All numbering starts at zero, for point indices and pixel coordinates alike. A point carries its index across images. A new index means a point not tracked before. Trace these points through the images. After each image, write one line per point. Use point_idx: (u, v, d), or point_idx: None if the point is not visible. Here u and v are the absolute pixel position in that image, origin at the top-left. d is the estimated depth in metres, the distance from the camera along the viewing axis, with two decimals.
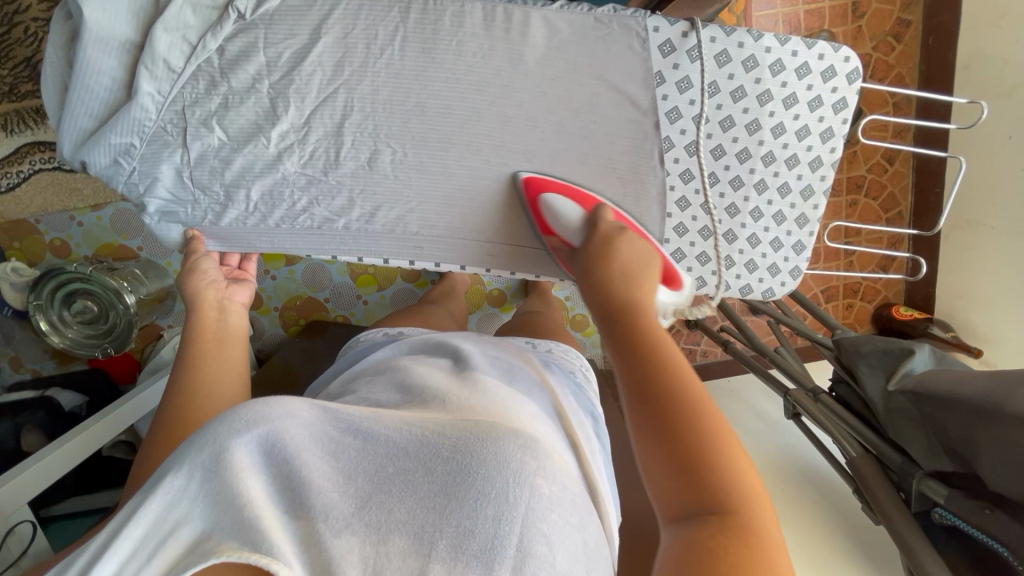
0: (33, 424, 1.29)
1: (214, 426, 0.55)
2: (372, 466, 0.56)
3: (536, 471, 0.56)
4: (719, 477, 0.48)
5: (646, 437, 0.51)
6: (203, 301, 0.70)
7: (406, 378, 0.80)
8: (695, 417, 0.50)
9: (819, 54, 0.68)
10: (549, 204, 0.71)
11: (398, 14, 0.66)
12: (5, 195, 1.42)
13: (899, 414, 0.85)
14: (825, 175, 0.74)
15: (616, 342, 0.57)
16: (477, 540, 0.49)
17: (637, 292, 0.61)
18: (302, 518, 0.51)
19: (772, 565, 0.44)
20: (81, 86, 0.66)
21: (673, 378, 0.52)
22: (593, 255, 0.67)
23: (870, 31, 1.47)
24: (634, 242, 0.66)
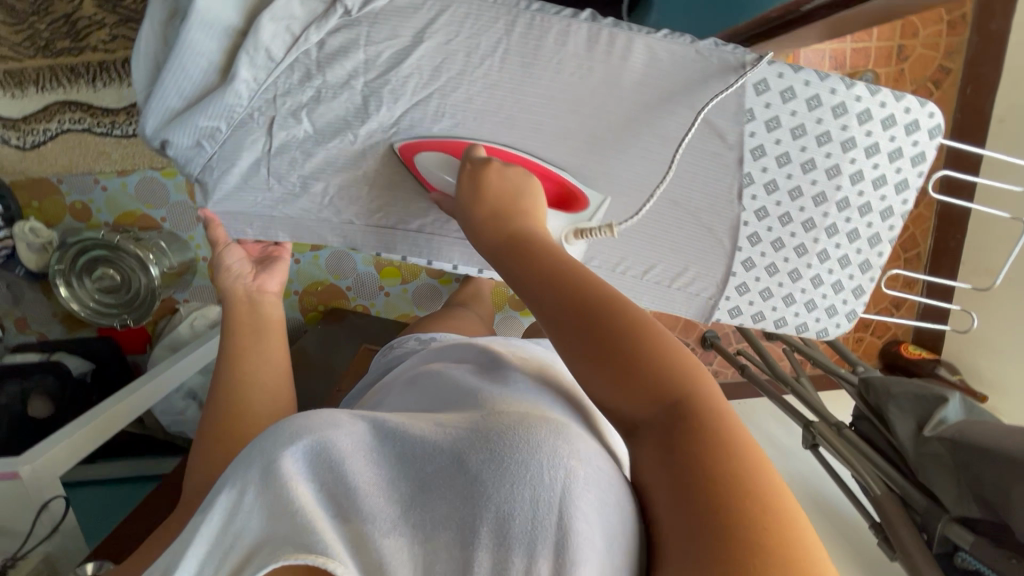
0: (40, 389, 1.22)
1: (263, 437, 0.49)
2: (412, 461, 0.44)
3: (571, 454, 0.42)
4: (661, 370, 0.41)
5: (572, 360, 0.44)
6: (235, 294, 0.71)
7: (439, 380, 0.69)
8: (610, 315, 0.44)
9: (905, 108, 0.69)
10: (425, 162, 0.70)
11: (504, 26, 0.63)
12: (28, 153, 1.39)
13: (930, 458, 0.87)
14: (893, 225, 0.76)
15: (512, 270, 0.52)
16: (517, 524, 0.38)
17: (527, 220, 0.57)
18: (350, 522, 0.42)
19: (745, 444, 0.38)
20: (176, 67, 0.61)
21: (581, 289, 0.46)
22: (468, 193, 0.62)
23: (911, 75, 1.51)
24: (502, 170, 0.62)
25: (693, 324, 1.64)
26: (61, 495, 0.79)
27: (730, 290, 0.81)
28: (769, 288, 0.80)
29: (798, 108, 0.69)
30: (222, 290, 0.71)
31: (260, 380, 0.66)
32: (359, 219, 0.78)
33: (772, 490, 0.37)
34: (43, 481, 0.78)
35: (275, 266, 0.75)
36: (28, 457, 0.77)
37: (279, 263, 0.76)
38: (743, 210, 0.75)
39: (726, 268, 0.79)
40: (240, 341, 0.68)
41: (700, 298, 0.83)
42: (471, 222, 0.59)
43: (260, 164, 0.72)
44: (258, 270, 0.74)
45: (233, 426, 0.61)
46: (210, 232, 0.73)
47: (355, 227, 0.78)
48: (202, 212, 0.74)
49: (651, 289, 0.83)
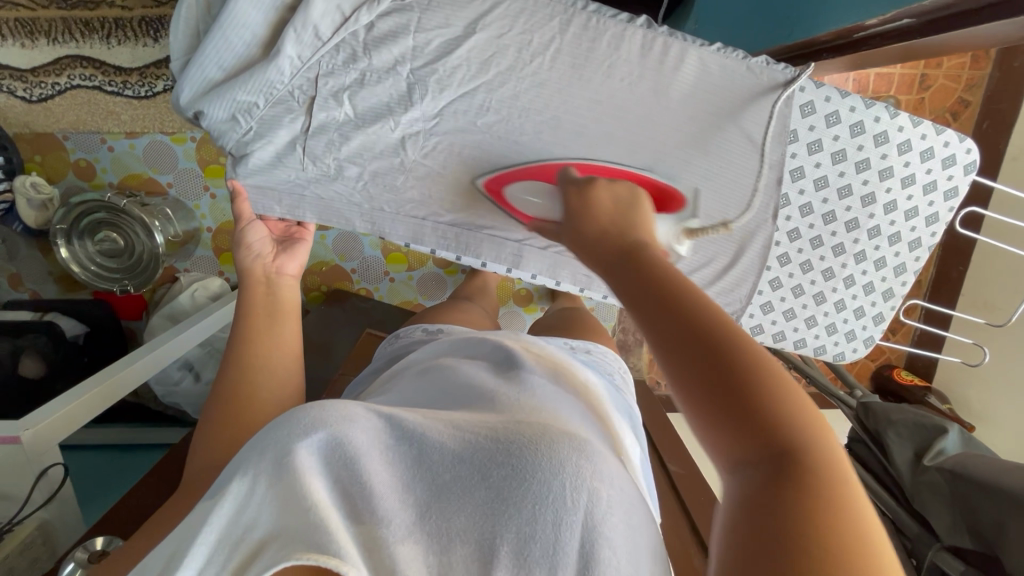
0: (33, 347, 1.17)
1: (281, 427, 0.45)
2: (427, 463, 0.43)
3: (594, 474, 0.41)
4: (781, 417, 0.37)
5: (677, 381, 0.40)
6: (253, 276, 0.68)
7: (441, 374, 0.64)
8: (736, 348, 0.39)
9: (945, 142, 0.70)
10: (515, 194, 0.75)
11: (559, 23, 0.63)
12: (34, 106, 1.34)
13: (926, 487, 0.89)
14: (920, 256, 0.78)
15: (624, 280, 0.47)
16: (539, 547, 0.38)
17: (637, 233, 0.52)
18: (363, 525, 0.40)
19: (858, 516, 0.34)
20: (220, 35, 0.61)
21: (702, 316, 0.42)
22: (575, 208, 0.58)
23: (931, 104, 1.52)
24: (612, 190, 0.57)
25: None
26: (59, 462, 0.78)
27: (755, 308, 0.83)
28: (793, 309, 0.82)
29: (841, 134, 0.70)
30: (242, 268, 0.69)
31: (272, 363, 0.63)
32: (388, 208, 0.79)
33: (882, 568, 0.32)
34: (40, 448, 0.76)
35: (297, 248, 0.73)
36: (24, 422, 0.75)
37: (301, 245, 0.74)
38: (776, 229, 0.77)
39: (753, 285, 0.81)
40: (255, 321, 0.65)
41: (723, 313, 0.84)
42: (579, 227, 0.55)
43: (296, 144, 0.72)
44: (278, 252, 0.72)
45: (241, 410, 0.58)
46: (236, 204, 0.71)
47: (385, 215, 0.79)
48: (231, 183, 0.72)
49: None
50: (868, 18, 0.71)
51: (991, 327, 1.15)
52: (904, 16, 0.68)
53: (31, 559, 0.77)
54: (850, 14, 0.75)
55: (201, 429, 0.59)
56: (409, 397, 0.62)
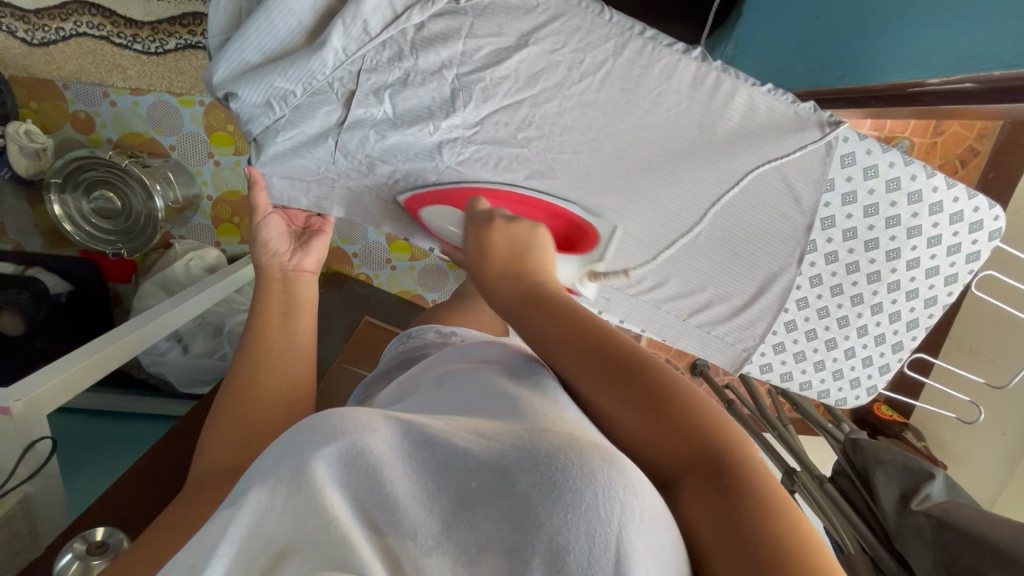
0: (13, 304, 1.11)
1: (299, 431, 0.41)
2: (453, 470, 0.39)
3: (626, 487, 0.37)
4: (707, 425, 0.43)
5: (613, 405, 0.45)
6: (269, 273, 0.67)
7: (461, 377, 0.57)
8: (649, 373, 0.45)
9: (975, 207, 0.71)
10: (430, 217, 0.78)
11: (614, 46, 0.61)
12: (36, 50, 1.27)
13: (911, 531, 0.89)
14: (932, 313, 0.79)
15: (538, 322, 0.51)
16: (574, 559, 0.34)
17: (536, 271, 0.57)
18: (383, 536, 0.36)
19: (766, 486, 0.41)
20: (264, 18, 0.58)
21: (612, 339, 0.47)
22: (473, 248, 0.60)
23: (942, 150, 1.56)
24: (510, 224, 0.60)
25: (684, 353, 1.70)
26: (48, 436, 0.75)
27: (767, 347, 0.84)
28: (804, 351, 0.84)
29: (877, 188, 0.71)
30: (258, 265, 0.68)
31: (276, 365, 0.60)
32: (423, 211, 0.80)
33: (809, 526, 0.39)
34: (30, 420, 0.73)
35: (314, 242, 0.70)
36: (13, 393, 0.72)
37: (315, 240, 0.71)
38: (800, 274, 0.77)
39: (768, 325, 0.82)
40: (268, 320, 0.63)
41: (735, 348, 0.86)
42: (483, 275, 0.58)
43: (329, 135, 0.69)
44: (294, 248, 0.70)
45: (247, 409, 0.56)
46: (253, 194, 0.70)
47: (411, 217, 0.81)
48: (249, 170, 0.71)
49: (691, 332, 0.86)
50: (930, 77, 0.73)
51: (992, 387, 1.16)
52: (967, 80, 0.68)
53: (9, 535, 0.73)
54: (910, 71, 0.76)
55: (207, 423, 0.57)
56: (419, 402, 0.57)
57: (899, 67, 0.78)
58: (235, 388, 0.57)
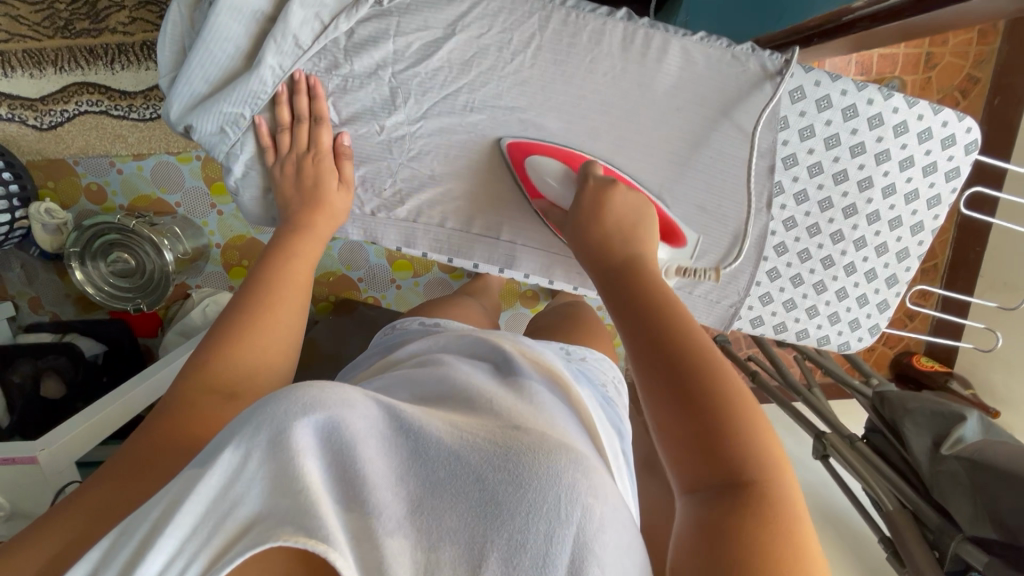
0: (55, 370, 1.17)
1: (272, 401, 0.39)
2: (426, 459, 0.39)
3: (589, 489, 0.38)
4: (744, 438, 0.41)
5: (657, 396, 0.45)
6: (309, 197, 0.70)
7: (438, 370, 0.59)
8: (704, 370, 0.44)
9: (943, 121, 0.70)
10: (536, 166, 0.72)
11: (538, 21, 0.65)
12: (46, 133, 1.29)
13: (946, 477, 0.81)
14: (923, 240, 0.78)
15: (620, 297, 0.53)
16: (529, 557, 0.34)
17: (643, 253, 0.58)
18: (353, 512, 0.36)
19: (784, 523, 0.38)
20: (204, 49, 0.63)
21: (680, 337, 0.47)
22: (589, 209, 0.63)
23: (939, 82, 1.48)
24: (626, 194, 0.63)
25: None
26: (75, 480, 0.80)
27: (753, 300, 0.82)
28: (793, 299, 0.81)
29: (833, 118, 0.70)
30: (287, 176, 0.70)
31: (281, 326, 0.58)
32: (385, 210, 0.79)
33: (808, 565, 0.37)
34: (56, 467, 0.79)
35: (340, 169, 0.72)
36: (43, 441, 0.78)
37: (333, 191, 0.71)
38: (771, 218, 0.76)
39: (751, 277, 0.80)
40: (285, 271, 0.63)
41: (721, 306, 0.83)
42: (587, 249, 0.60)
43: None
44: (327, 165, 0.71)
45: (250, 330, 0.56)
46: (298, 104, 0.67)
47: (375, 220, 0.80)
48: (308, 77, 0.67)
49: (673, 296, 0.83)
50: (856, 0, 0.71)
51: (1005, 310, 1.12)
52: None
53: None
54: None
55: (197, 356, 0.54)
56: (398, 391, 0.58)
57: None
58: (233, 337, 0.55)
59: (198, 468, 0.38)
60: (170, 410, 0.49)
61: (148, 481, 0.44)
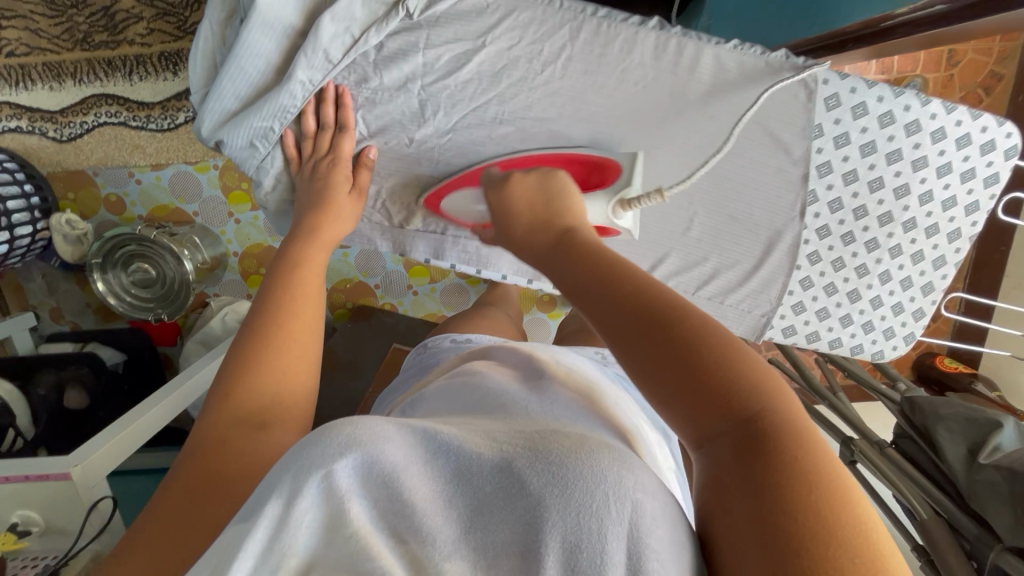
0: (77, 381, 1.16)
1: (305, 445, 0.37)
2: (469, 476, 0.37)
3: (635, 484, 0.37)
4: (742, 384, 0.37)
5: (639, 363, 0.40)
6: (326, 203, 0.68)
7: (470, 383, 0.58)
8: (678, 323, 0.40)
9: (983, 127, 0.69)
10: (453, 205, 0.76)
11: (569, 31, 0.64)
12: (65, 145, 1.30)
13: (983, 486, 0.79)
14: (960, 248, 0.76)
15: (562, 267, 0.49)
16: (586, 556, 0.33)
17: (574, 218, 0.55)
18: (406, 544, 0.34)
19: (808, 461, 0.35)
20: (235, 66, 0.63)
21: (639, 291, 0.42)
22: (501, 211, 0.59)
23: (960, 80, 1.46)
24: (531, 176, 0.59)
25: None
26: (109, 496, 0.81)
27: (786, 309, 0.80)
28: (827, 308, 0.80)
29: (870, 125, 0.69)
30: (309, 184, 0.69)
31: (298, 345, 0.57)
32: (414, 222, 0.80)
33: (848, 500, 0.33)
34: (91, 483, 0.80)
35: (359, 175, 0.72)
36: (77, 458, 0.79)
37: (343, 196, 0.70)
38: (805, 227, 0.75)
39: (784, 286, 0.79)
40: (298, 281, 0.62)
41: (753, 315, 0.82)
42: (510, 229, 0.57)
43: None
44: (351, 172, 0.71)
45: (272, 349, 0.56)
46: (321, 110, 0.67)
47: (405, 231, 0.81)
48: (338, 87, 0.67)
49: (703, 305, 0.83)
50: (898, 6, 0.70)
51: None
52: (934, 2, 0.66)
53: None
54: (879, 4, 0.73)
55: (221, 386, 0.53)
56: (433, 408, 0.56)
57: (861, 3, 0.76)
58: (260, 361, 0.54)
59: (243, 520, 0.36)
60: (205, 446, 0.49)
61: (199, 520, 0.43)
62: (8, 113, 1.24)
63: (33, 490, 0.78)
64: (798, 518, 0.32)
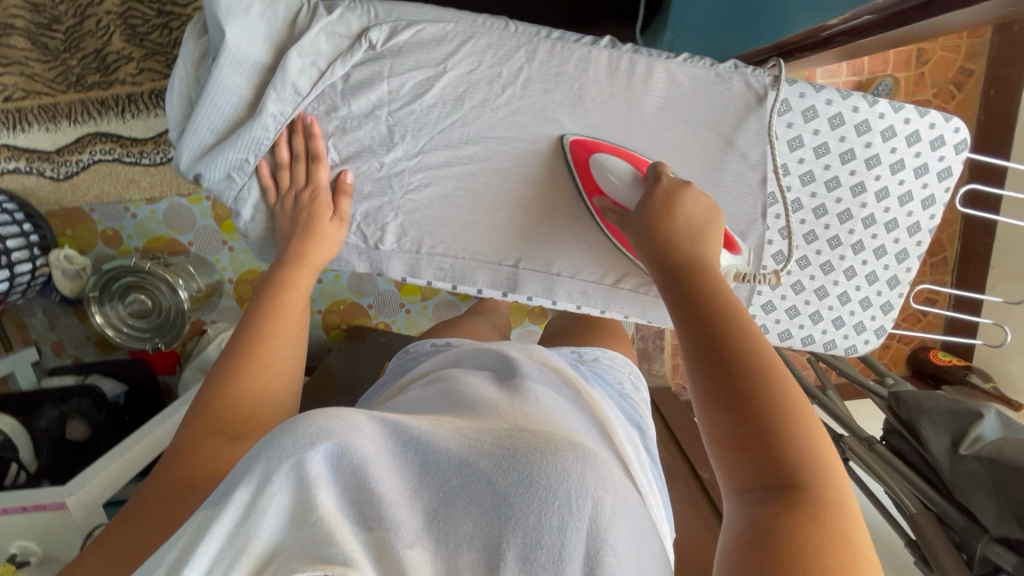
0: (79, 413, 1.19)
1: (280, 434, 0.38)
2: (435, 468, 0.39)
3: (598, 482, 0.38)
4: (793, 445, 0.42)
5: (710, 397, 0.46)
6: (313, 225, 0.70)
7: (448, 387, 0.59)
8: (757, 377, 0.45)
9: (930, 124, 0.73)
10: (600, 164, 0.70)
11: (526, 53, 0.70)
12: (62, 184, 1.34)
13: (968, 478, 0.78)
14: (921, 240, 0.79)
15: (674, 296, 0.55)
16: (545, 551, 0.34)
17: (705, 252, 0.59)
18: (372, 531, 0.35)
19: (828, 524, 0.39)
20: (209, 103, 0.67)
21: (737, 338, 0.48)
22: (656, 211, 0.62)
23: (932, 78, 1.49)
24: (698, 197, 0.62)
25: None
26: (102, 523, 0.83)
27: (757, 308, 0.80)
28: (796, 305, 0.80)
29: (821, 127, 0.73)
30: (286, 207, 0.71)
31: (273, 364, 0.59)
32: (386, 242, 0.77)
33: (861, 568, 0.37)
34: (86, 511, 0.81)
35: (341, 200, 0.73)
36: (70, 487, 0.81)
37: (326, 224, 0.71)
38: (768, 228, 0.77)
39: (753, 287, 0.79)
40: (283, 301, 0.64)
41: None
42: (651, 235, 0.60)
43: None
44: (331, 197, 0.73)
45: (249, 366, 0.57)
46: (294, 139, 0.70)
47: (380, 251, 0.78)
48: (307, 117, 0.70)
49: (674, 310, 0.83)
50: (830, 18, 0.73)
51: (1011, 303, 1.11)
52: (864, 12, 0.68)
53: None
54: (811, 17, 0.78)
55: (202, 400, 0.55)
56: (409, 409, 0.57)
57: (802, 16, 0.80)
58: (239, 377, 0.56)
59: (213, 506, 0.38)
60: (177, 460, 0.50)
61: (164, 526, 0.45)
62: (6, 156, 1.28)
63: (30, 520, 0.80)
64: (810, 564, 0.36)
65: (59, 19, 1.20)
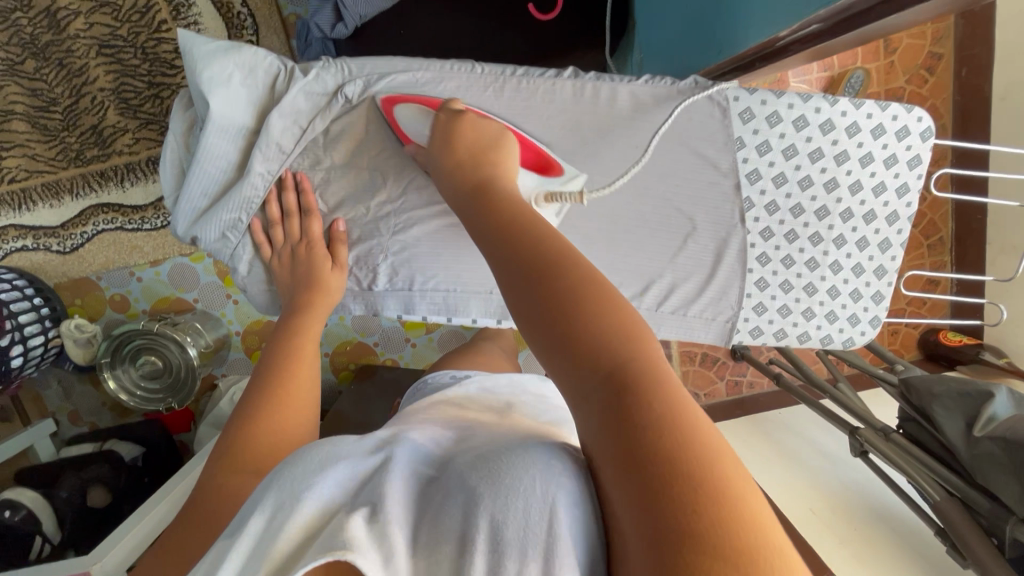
0: (98, 480, 1.21)
1: (289, 466, 0.41)
2: (433, 485, 0.40)
3: (569, 465, 0.38)
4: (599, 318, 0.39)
5: (514, 298, 0.43)
6: (314, 274, 0.73)
7: (449, 415, 0.60)
8: (550, 261, 0.43)
9: (893, 116, 0.75)
10: (402, 113, 0.71)
11: (493, 90, 0.73)
12: (69, 257, 1.37)
13: (986, 460, 0.76)
14: (902, 229, 0.80)
15: (471, 216, 0.54)
16: (512, 529, 0.34)
17: (493, 168, 0.59)
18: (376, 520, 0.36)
19: (653, 392, 0.35)
20: (199, 170, 0.71)
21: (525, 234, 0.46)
22: (438, 142, 0.64)
23: (903, 65, 1.51)
24: (477, 119, 0.64)
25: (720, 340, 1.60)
26: None
27: (749, 311, 0.81)
28: (787, 304, 0.81)
29: (787, 131, 0.76)
30: (284, 260, 0.74)
31: (291, 400, 0.61)
32: (380, 283, 0.79)
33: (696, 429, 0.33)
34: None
35: (341, 250, 0.75)
36: (93, 555, 0.82)
37: (327, 273, 0.74)
38: (748, 232, 0.79)
39: (741, 290, 0.81)
40: (292, 346, 0.66)
41: (718, 322, 0.82)
42: (450, 163, 0.61)
43: None
44: (330, 250, 0.75)
45: (253, 408, 0.59)
46: (284, 196, 0.73)
47: (375, 292, 0.80)
48: (295, 174, 0.73)
49: (670, 319, 0.82)
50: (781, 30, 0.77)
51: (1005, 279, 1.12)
52: (813, 21, 0.73)
53: None
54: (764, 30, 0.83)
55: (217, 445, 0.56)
56: None
57: (755, 29, 0.85)
58: (244, 421, 0.58)
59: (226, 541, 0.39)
60: (189, 507, 0.51)
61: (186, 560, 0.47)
62: (13, 236, 1.31)
63: None
64: (649, 448, 0.32)
65: (55, 101, 1.21)
